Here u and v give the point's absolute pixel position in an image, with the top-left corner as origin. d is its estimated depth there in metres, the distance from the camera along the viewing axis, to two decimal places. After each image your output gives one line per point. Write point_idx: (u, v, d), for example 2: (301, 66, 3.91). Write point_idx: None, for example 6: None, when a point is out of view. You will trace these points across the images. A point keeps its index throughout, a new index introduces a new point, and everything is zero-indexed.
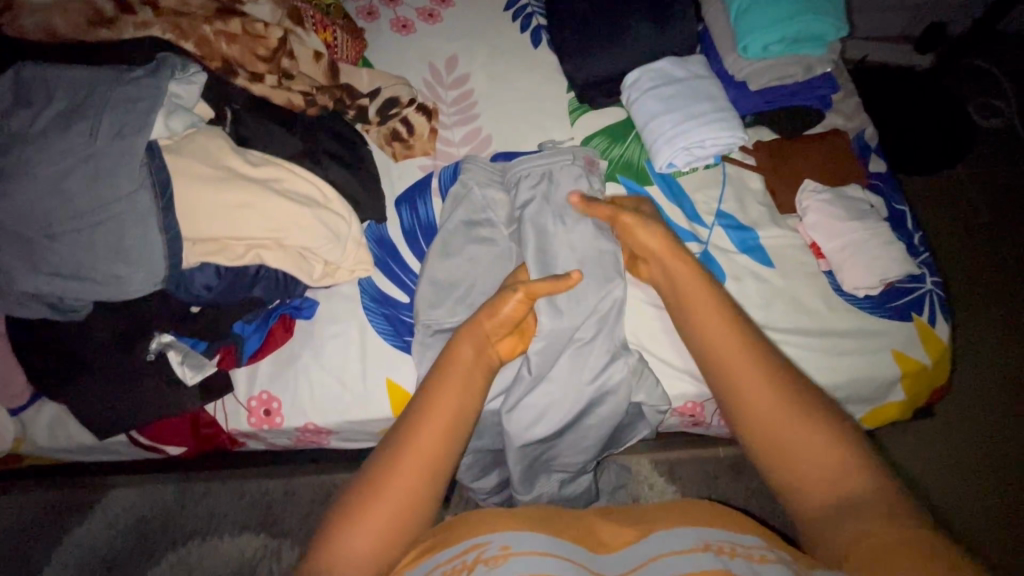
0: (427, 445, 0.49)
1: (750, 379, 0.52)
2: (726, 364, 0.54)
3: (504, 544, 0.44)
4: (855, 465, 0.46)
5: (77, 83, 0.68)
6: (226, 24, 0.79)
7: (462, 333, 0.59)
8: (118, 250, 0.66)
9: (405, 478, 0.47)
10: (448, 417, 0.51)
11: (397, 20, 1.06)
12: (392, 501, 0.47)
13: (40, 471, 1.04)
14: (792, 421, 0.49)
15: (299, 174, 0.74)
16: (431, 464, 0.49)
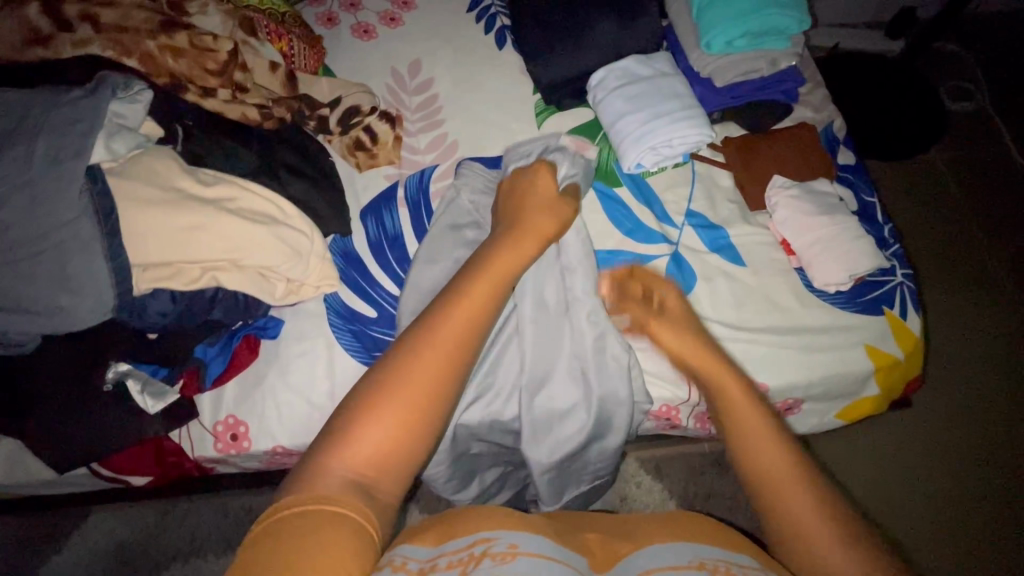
0: (454, 339, 0.48)
1: (778, 462, 0.49)
2: (772, 470, 0.48)
3: (512, 542, 0.44)
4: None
5: (11, 106, 0.64)
6: (171, 38, 0.76)
7: (441, 320, 0.49)
8: (63, 279, 0.63)
9: (421, 387, 0.46)
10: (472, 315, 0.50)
11: (358, 25, 1.04)
12: (405, 408, 0.45)
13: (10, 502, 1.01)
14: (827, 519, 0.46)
15: (255, 192, 0.72)
16: (453, 360, 0.48)
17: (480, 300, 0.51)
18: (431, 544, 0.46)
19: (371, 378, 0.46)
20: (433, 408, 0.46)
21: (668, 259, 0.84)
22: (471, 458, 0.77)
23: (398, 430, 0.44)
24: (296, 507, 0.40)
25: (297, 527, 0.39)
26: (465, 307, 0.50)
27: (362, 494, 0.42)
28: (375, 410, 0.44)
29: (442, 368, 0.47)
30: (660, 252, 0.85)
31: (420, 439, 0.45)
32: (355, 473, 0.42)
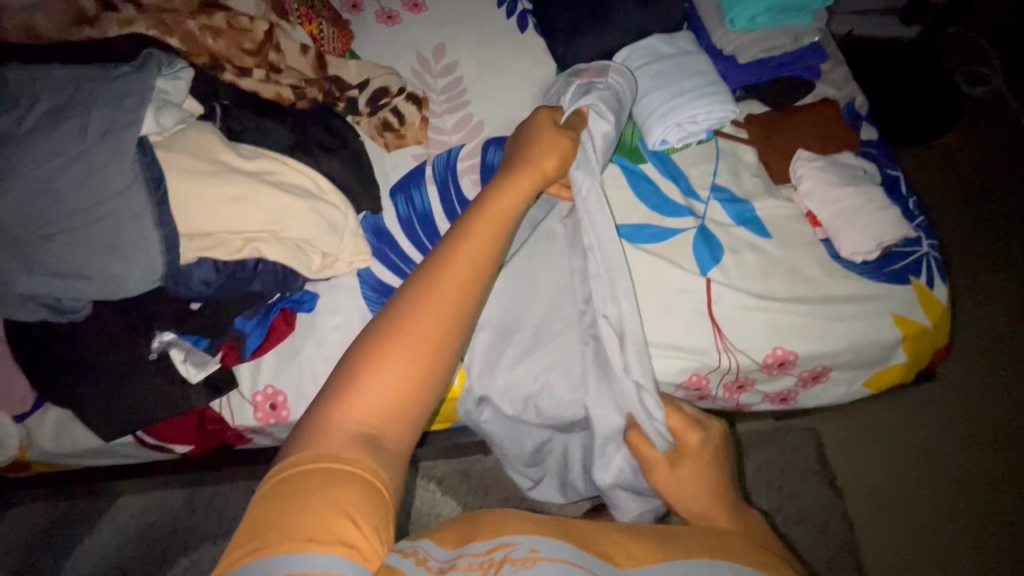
0: (459, 286, 0.48)
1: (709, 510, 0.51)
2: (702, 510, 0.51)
3: (533, 545, 0.40)
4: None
5: (63, 82, 0.67)
6: (211, 19, 0.79)
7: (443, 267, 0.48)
8: (114, 248, 0.65)
9: (426, 338, 0.45)
10: (475, 262, 0.49)
11: (382, 11, 1.05)
12: (410, 355, 0.45)
13: (45, 483, 1.03)
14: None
15: (293, 167, 0.74)
16: (461, 303, 0.47)
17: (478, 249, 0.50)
18: (450, 546, 0.42)
19: (372, 330, 0.46)
20: (439, 358, 0.46)
21: (694, 233, 0.85)
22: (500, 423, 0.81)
23: (406, 381, 0.44)
24: (300, 466, 0.40)
25: (300, 485, 0.39)
26: (466, 254, 0.49)
27: (370, 450, 0.42)
28: (382, 361, 0.44)
29: (445, 317, 0.46)
30: (686, 225, 0.86)
31: (426, 392, 0.46)
32: (363, 428, 0.43)
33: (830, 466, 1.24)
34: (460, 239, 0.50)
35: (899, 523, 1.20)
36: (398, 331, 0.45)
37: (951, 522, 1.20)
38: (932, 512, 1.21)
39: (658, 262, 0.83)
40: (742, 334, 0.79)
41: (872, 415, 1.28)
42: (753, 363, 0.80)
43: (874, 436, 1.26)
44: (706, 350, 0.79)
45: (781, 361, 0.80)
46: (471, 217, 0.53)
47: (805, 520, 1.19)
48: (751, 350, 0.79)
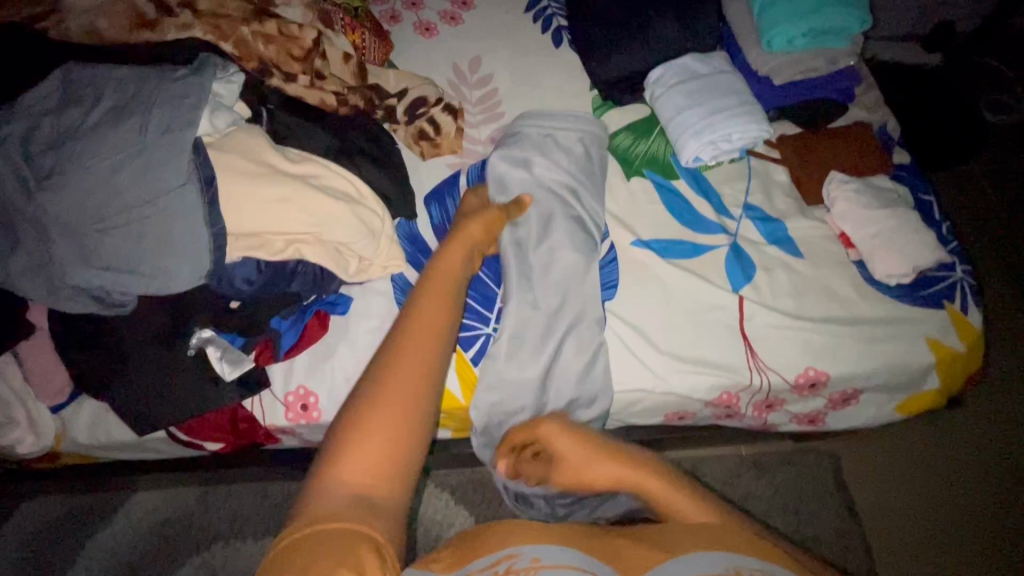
0: (416, 346, 0.48)
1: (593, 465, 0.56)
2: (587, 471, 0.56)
3: (535, 555, 0.47)
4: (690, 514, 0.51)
5: (124, 82, 0.69)
6: (263, 26, 0.80)
7: (412, 319, 0.50)
8: (168, 244, 0.67)
9: (402, 404, 0.46)
10: (435, 327, 0.50)
11: (420, 23, 1.07)
12: (392, 408, 0.45)
13: (62, 479, 1.03)
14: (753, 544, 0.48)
15: (337, 172, 0.76)
16: (433, 352, 0.49)
17: (439, 301, 0.53)
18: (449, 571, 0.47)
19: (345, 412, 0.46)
20: (416, 421, 0.46)
21: (727, 250, 0.86)
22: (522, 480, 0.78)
23: (391, 438, 0.44)
24: (306, 532, 0.40)
25: (306, 551, 0.39)
26: (419, 326, 0.50)
27: (366, 510, 0.42)
28: (364, 432, 0.44)
29: (412, 378, 0.47)
30: (718, 242, 0.86)
31: (410, 449, 0.45)
32: (359, 487, 0.43)
33: (849, 493, 1.22)
34: (425, 291, 0.54)
35: (921, 552, 1.17)
36: (372, 406, 0.45)
37: (972, 553, 1.17)
38: (954, 542, 1.18)
39: (692, 279, 0.83)
40: (774, 352, 0.79)
41: (892, 441, 1.26)
42: (785, 383, 0.80)
43: (894, 463, 1.24)
44: (737, 368, 0.79)
45: (813, 382, 0.79)
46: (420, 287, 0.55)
47: (825, 547, 1.16)
48: (783, 369, 0.79)
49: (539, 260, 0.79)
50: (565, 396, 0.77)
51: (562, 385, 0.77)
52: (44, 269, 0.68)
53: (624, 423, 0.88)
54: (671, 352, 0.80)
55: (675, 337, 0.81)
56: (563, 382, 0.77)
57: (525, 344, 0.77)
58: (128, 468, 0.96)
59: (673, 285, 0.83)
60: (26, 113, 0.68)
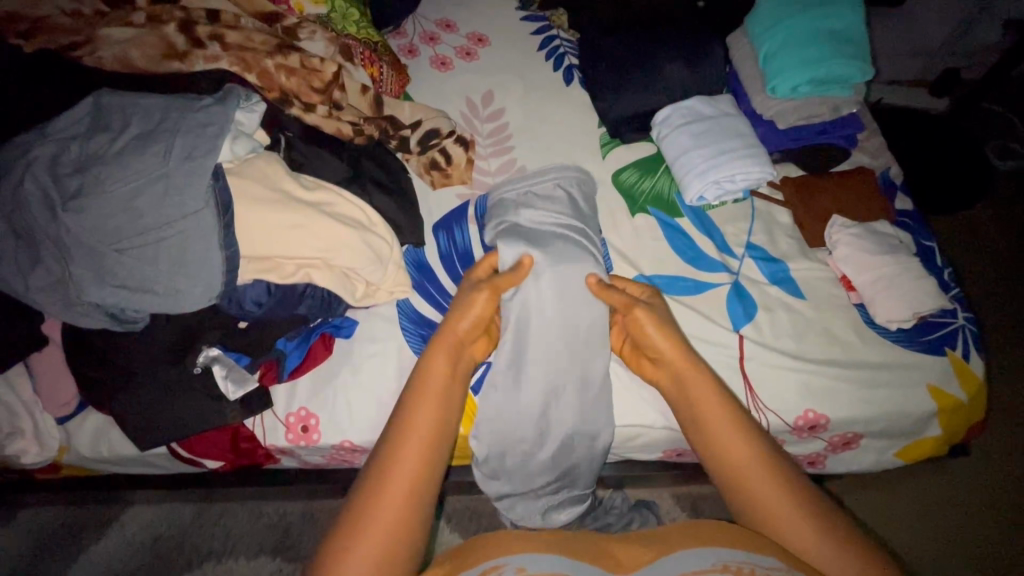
0: (415, 439, 0.54)
1: (694, 379, 0.62)
2: (687, 386, 0.63)
3: (519, 565, 0.48)
4: (757, 467, 0.55)
5: (152, 110, 0.72)
6: (287, 59, 0.84)
7: (411, 409, 0.56)
8: (183, 265, 0.69)
9: (394, 513, 0.50)
10: (422, 443, 0.54)
11: (436, 57, 1.11)
12: (396, 500, 0.50)
13: (60, 492, 1.03)
14: (787, 512, 0.53)
15: (349, 199, 0.78)
16: (431, 443, 0.54)
17: (436, 389, 0.58)
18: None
19: (342, 521, 0.50)
20: (415, 508, 0.51)
21: (729, 289, 0.87)
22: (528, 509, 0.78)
23: (393, 528, 0.49)
24: None
25: None
26: (417, 416, 0.55)
27: None
28: (356, 538, 0.48)
29: (410, 470, 0.52)
30: (720, 281, 0.87)
31: (409, 536, 0.50)
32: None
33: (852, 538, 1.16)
34: (422, 381, 0.59)
35: None
36: (375, 499, 0.50)
37: None
38: None
39: (693, 316, 0.84)
40: (774, 393, 0.79)
41: (901, 485, 1.21)
42: (784, 425, 0.79)
43: (901, 507, 1.19)
44: None
45: (812, 424, 0.79)
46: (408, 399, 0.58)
47: None
48: (782, 411, 0.79)
49: (538, 304, 0.78)
50: (570, 428, 0.76)
51: (566, 418, 0.76)
52: (61, 285, 0.70)
53: (623, 457, 0.89)
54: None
55: None
56: (566, 414, 0.76)
57: (529, 375, 0.76)
58: (126, 484, 0.97)
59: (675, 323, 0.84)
60: (58, 136, 0.71)
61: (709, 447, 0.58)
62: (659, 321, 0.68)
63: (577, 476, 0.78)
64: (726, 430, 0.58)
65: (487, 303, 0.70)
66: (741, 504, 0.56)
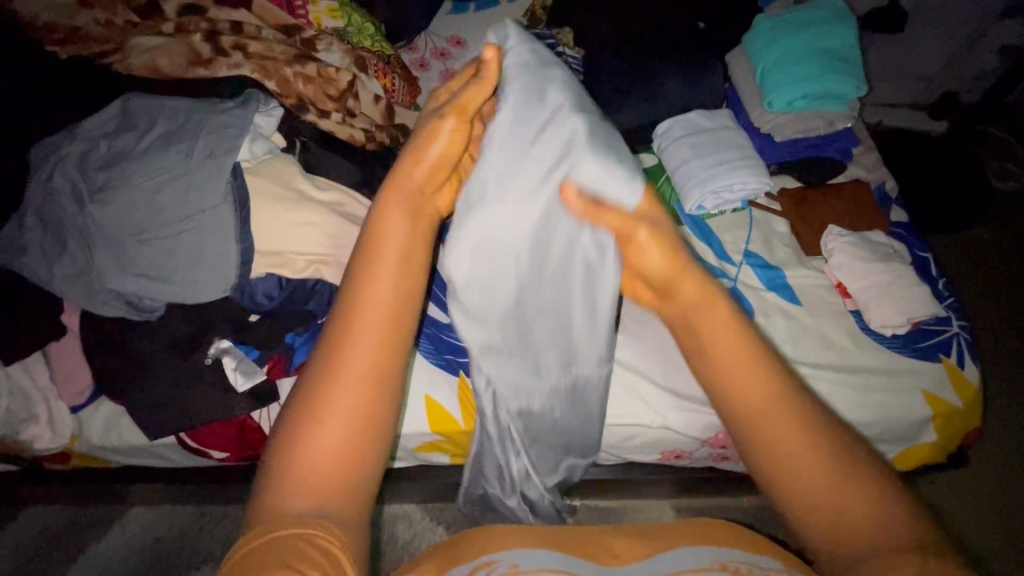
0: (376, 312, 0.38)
1: (687, 291, 0.43)
2: (680, 295, 0.43)
3: (513, 561, 0.45)
4: (779, 406, 0.38)
5: (177, 111, 0.76)
6: (304, 67, 0.88)
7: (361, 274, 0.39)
8: (200, 257, 0.72)
9: (354, 404, 0.36)
10: (382, 321, 0.38)
11: (446, 72, 1.15)
12: (356, 391, 0.36)
13: (66, 488, 1.05)
14: (821, 461, 0.36)
15: (360, 201, 0.81)
16: (398, 317, 0.39)
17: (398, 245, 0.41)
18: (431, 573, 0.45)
19: (289, 411, 0.37)
20: (380, 406, 0.37)
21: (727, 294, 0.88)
22: (507, 482, 0.71)
23: (353, 427, 0.36)
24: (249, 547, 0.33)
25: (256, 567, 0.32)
26: (373, 282, 0.39)
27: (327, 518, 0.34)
28: (305, 434, 0.36)
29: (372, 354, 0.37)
30: None
31: (378, 433, 0.37)
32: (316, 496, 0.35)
33: None
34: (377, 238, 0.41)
35: None
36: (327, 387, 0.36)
37: None
38: None
39: None
40: None
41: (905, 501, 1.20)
42: None
43: None
44: None
45: None
46: (359, 262, 0.40)
47: None
48: None
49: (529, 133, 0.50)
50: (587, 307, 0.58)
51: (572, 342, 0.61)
52: (85, 274, 0.73)
53: (623, 459, 0.90)
54: (672, 390, 0.82)
55: (674, 375, 0.83)
56: (575, 331, 0.60)
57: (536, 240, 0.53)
58: (133, 478, 0.98)
59: None
60: (87, 135, 0.76)
61: (708, 375, 0.40)
62: (658, 237, 0.45)
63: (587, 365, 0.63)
64: (735, 349, 0.40)
65: (455, 138, 0.47)
66: (758, 456, 0.38)
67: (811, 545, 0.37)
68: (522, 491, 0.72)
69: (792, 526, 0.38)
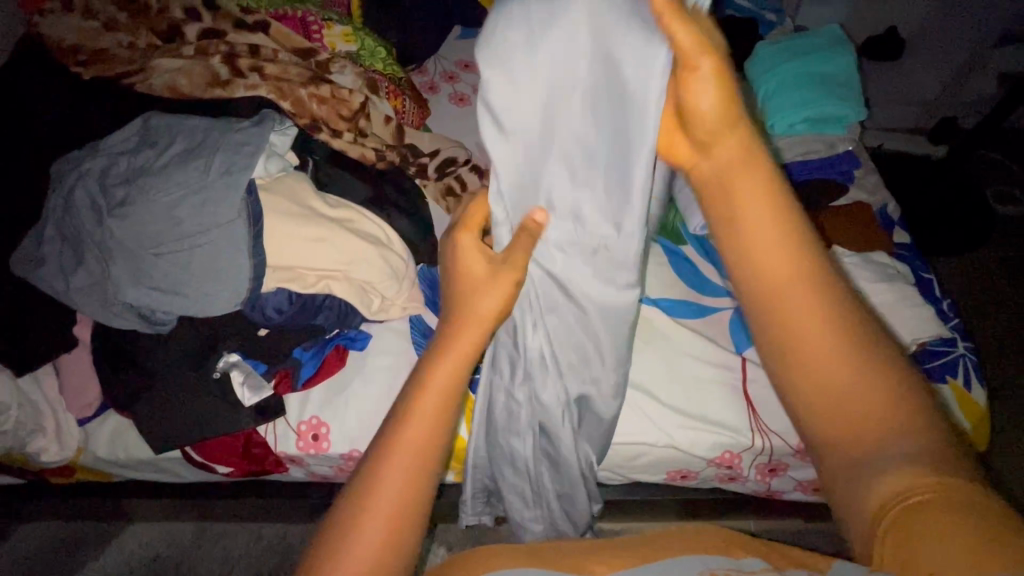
0: (416, 440, 0.41)
1: (727, 154, 0.42)
2: (720, 167, 0.42)
3: None
4: (796, 273, 0.40)
5: (196, 130, 0.78)
6: (318, 89, 0.90)
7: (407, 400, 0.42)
8: (214, 271, 0.74)
9: (383, 529, 0.38)
10: (411, 472, 0.40)
11: (455, 94, 1.18)
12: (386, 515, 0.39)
13: (67, 502, 1.04)
14: (825, 333, 0.39)
15: (369, 218, 0.83)
16: (433, 442, 0.41)
17: (444, 373, 0.43)
18: None
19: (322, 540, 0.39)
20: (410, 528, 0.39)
21: (731, 314, 0.89)
22: (520, 367, 0.64)
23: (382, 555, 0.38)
24: None
25: None
26: (417, 412, 0.41)
27: None
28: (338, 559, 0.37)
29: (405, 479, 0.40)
30: (722, 305, 0.90)
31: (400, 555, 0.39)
32: None
33: None
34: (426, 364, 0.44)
35: None
36: (360, 514, 0.38)
37: None
38: None
39: (696, 338, 0.86)
40: (775, 415, 0.81)
41: None
42: (786, 447, 0.81)
43: None
44: (739, 429, 0.81)
45: None
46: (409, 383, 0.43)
47: None
48: (785, 433, 0.81)
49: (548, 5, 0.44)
50: (619, 200, 0.50)
51: (605, 228, 0.52)
52: (101, 286, 0.75)
53: (628, 479, 0.89)
54: (678, 409, 0.82)
55: (682, 394, 0.83)
56: (601, 222, 0.52)
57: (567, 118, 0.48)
58: (137, 492, 0.98)
59: (680, 345, 0.86)
60: (108, 151, 0.78)
61: (729, 238, 0.42)
62: (723, 70, 0.39)
63: (614, 268, 0.55)
64: (769, 241, 0.41)
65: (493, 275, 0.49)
66: (767, 319, 0.41)
67: (816, 445, 0.40)
68: (534, 382, 0.64)
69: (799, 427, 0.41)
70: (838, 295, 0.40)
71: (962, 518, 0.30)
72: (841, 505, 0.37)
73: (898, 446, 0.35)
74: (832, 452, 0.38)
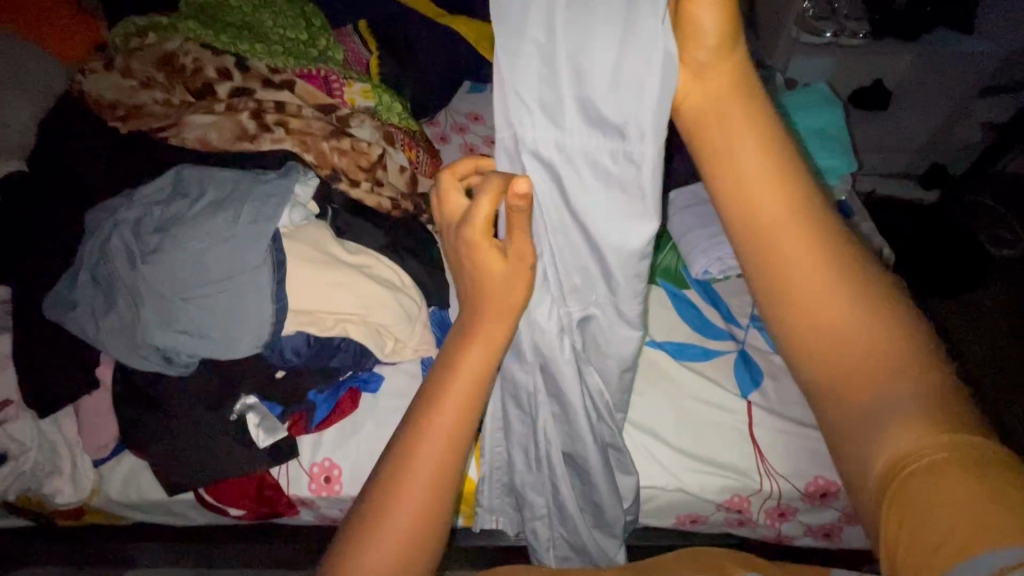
0: (444, 420, 0.48)
1: (720, 102, 0.42)
2: (709, 116, 0.42)
3: None
4: (793, 221, 0.40)
5: (225, 181, 0.83)
6: (340, 142, 0.95)
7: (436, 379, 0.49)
8: (238, 316, 0.77)
9: (417, 494, 0.46)
10: (443, 446, 0.47)
11: (464, 144, 1.24)
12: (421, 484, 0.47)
13: (71, 547, 1.04)
14: (831, 282, 0.39)
15: (386, 264, 0.86)
16: (459, 426, 0.48)
17: (471, 372, 0.49)
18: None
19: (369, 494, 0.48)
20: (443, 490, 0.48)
21: (736, 356, 0.91)
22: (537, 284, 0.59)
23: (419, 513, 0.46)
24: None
25: None
26: (449, 396, 0.48)
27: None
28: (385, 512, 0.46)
29: (434, 453, 0.47)
30: (727, 348, 0.92)
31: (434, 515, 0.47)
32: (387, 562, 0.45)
33: None
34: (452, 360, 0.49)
35: None
36: (400, 479, 0.47)
37: None
38: None
39: (702, 381, 0.88)
40: (784, 458, 0.82)
41: None
42: (795, 490, 0.81)
43: None
44: (748, 473, 0.82)
45: (823, 491, 0.81)
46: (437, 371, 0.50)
47: None
48: (794, 476, 0.82)
49: None
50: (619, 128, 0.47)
51: (610, 155, 0.48)
52: (129, 330, 0.77)
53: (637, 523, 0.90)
54: (684, 451, 0.83)
55: (690, 437, 0.84)
56: (602, 156, 0.49)
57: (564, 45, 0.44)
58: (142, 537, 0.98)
59: (687, 387, 0.88)
60: (142, 202, 0.82)
61: (724, 197, 0.42)
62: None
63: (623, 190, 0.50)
64: (771, 191, 0.41)
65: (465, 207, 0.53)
66: (764, 272, 0.41)
67: (818, 407, 0.40)
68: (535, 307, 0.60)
69: (805, 390, 0.41)
70: (852, 253, 0.40)
71: (962, 481, 0.32)
72: (844, 459, 0.38)
73: (902, 397, 0.36)
74: (831, 406, 0.39)
